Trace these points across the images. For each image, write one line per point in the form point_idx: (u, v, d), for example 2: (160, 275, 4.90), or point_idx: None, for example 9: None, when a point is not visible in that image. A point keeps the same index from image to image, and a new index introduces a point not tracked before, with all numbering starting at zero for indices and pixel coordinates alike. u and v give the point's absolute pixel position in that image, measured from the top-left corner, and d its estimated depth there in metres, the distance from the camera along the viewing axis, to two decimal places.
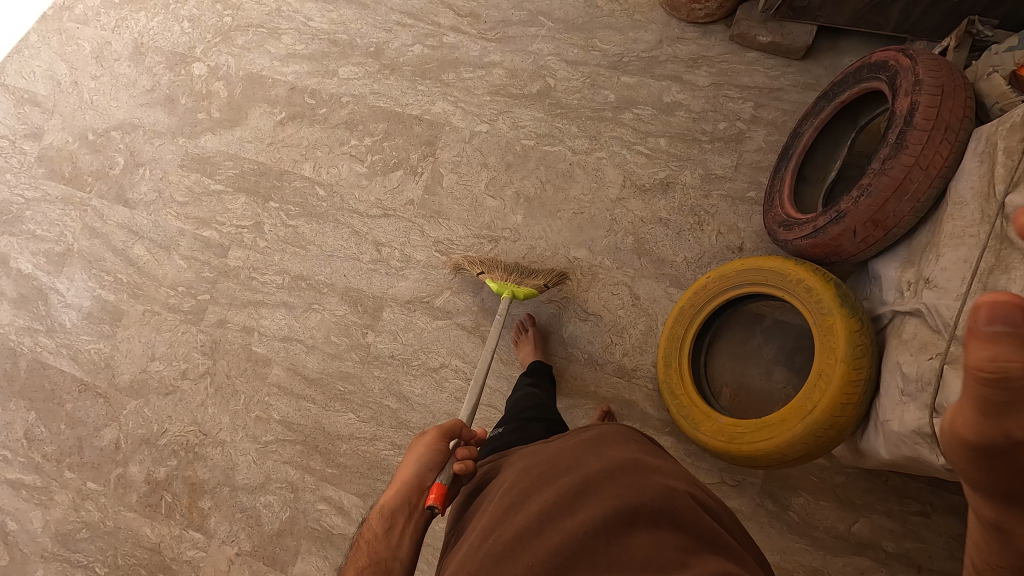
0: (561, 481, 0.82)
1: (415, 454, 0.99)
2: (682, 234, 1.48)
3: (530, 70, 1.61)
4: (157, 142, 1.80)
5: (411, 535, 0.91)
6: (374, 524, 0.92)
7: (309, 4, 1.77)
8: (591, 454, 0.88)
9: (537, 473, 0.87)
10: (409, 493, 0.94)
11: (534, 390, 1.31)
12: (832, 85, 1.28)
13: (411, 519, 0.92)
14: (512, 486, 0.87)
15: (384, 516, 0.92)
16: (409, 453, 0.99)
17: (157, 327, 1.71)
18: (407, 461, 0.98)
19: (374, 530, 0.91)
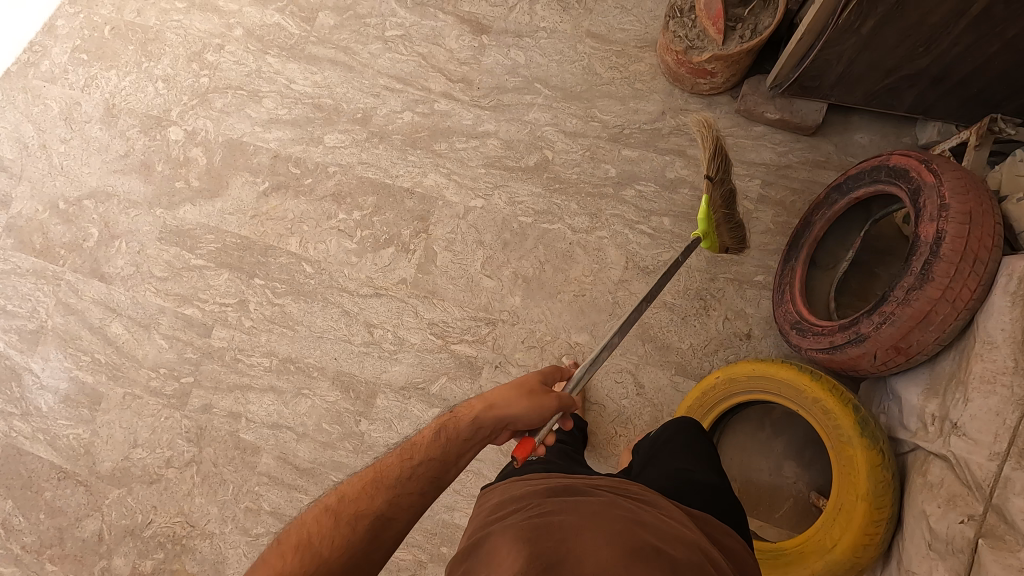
0: (612, 530, 0.72)
1: (521, 389, 0.96)
2: (688, 318, 1.42)
3: (526, 140, 1.54)
4: (133, 213, 1.71)
5: (475, 453, 0.91)
6: (461, 424, 0.91)
7: (291, 65, 1.67)
8: (649, 515, 0.79)
9: (591, 508, 0.77)
10: (497, 424, 0.92)
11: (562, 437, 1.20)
12: (844, 178, 1.21)
13: (486, 440, 0.92)
14: (559, 509, 0.77)
15: (472, 422, 0.91)
16: (515, 385, 0.97)
17: (140, 412, 1.63)
18: (509, 389, 0.96)
19: (459, 429, 0.90)
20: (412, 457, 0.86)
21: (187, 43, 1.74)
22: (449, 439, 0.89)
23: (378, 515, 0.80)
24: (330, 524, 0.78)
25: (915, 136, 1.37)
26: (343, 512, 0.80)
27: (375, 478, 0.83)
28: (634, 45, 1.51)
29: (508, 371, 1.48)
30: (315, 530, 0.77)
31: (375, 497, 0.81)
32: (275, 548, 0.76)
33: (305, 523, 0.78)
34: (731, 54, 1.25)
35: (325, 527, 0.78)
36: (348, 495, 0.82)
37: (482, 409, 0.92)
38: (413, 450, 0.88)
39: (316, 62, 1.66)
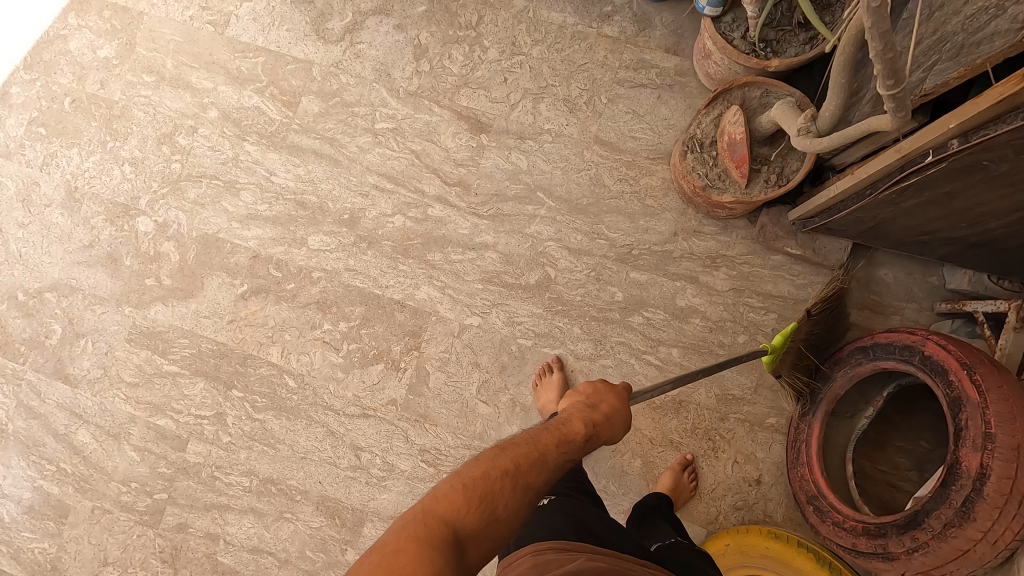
0: None
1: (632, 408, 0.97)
2: (695, 458, 1.35)
3: (527, 256, 1.42)
4: (100, 310, 1.58)
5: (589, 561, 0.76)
6: (600, 436, 0.88)
7: (272, 155, 1.53)
8: None
9: None
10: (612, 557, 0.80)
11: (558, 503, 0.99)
12: (872, 341, 1.13)
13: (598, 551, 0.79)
14: None
15: (604, 434, 0.90)
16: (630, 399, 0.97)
17: (110, 529, 1.53)
18: (624, 407, 0.96)
19: (597, 437, 0.88)
20: (572, 444, 0.82)
21: (156, 123, 1.59)
22: (593, 441, 0.87)
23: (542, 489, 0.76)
24: (513, 483, 0.71)
25: (943, 277, 1.29)
26: (521, 473, 0.73)
27: (543, 449, 0.78)
28: (645, 156, 1.40)
29: None
30: (498, 486, 0.71)
31: (547, 468, 0.76)
32: (455, 491, 0.69)
33: (487, 475, 0.71)
34: (754, 201, 1.14)
35: (508, 485, 0.71)
36: (523, 458, 0.75)
37: (613, 422, 0.91)
38: (567, 438, 0.83)
39: (299, 153, 1.52)
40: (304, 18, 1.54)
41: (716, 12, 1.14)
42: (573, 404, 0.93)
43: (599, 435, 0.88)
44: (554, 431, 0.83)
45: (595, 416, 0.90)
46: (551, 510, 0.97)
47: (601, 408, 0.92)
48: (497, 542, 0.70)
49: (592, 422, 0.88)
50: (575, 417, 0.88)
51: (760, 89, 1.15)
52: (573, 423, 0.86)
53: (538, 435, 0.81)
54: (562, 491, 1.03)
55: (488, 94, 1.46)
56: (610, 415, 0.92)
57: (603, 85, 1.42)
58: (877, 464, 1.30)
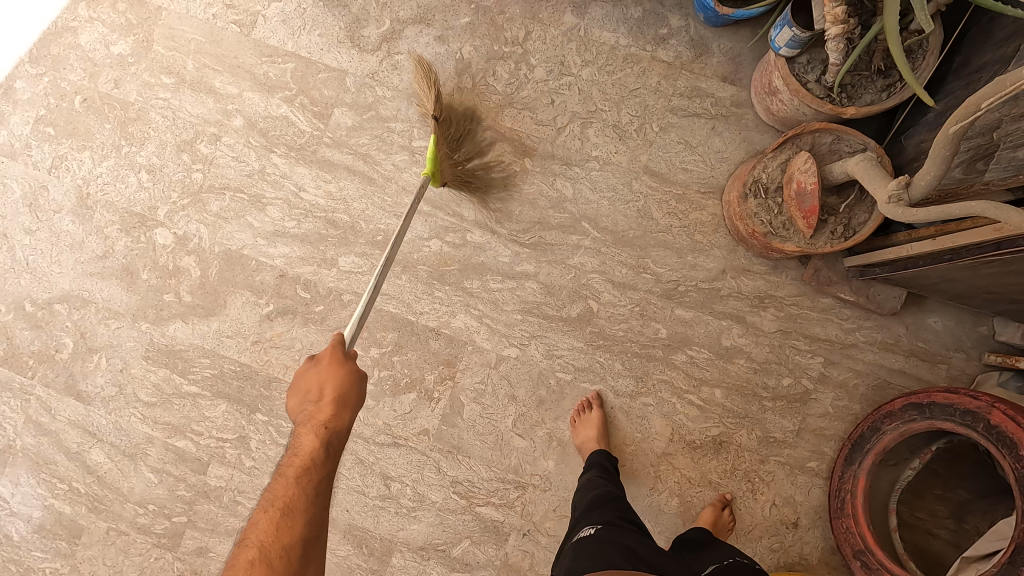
0: None
1: (352, 370, 1.03)
2: (734, 498, 1.32)
3: (570, 287, 1.38)
4: (114, 325, 1.49)
5: None
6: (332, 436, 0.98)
7: (300, 169, 1.46)
8: None
9: None
10: None
11: (605, 529, 0.94)
12: (926, 398, 1.12)
13: None
14: None
15: (345, 419, 1.01)
16: (340, 367, 1.03)
17: (124, 551, 1.46)
18: (337, 380, 1.02)
19: (338, 435, 0.99)
20: (312, 470, 0.94)
21: (175, 128, 1.49)
22: (328, 449, 0.97)
23: (311, 530, 0.88)
24: (273, 555, 0.82)
25: (993, 327, 1.28)
26: (275, 544, 0.84)
27: (287, 505, 0.89)
28: (696, 189, 1.36)
29: (536, 540, 1.37)
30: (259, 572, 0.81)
31: (296, 520, 0.87)
32: None
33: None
34: (819, 251, 1.12)
35: (271, 566, 0.82)
36: (268, 527, 0.86)
37: (347, 404, 1.01)
38: (302, 468, 0.93)
39: (330, 168, 1.45)
40: (338, 23, 1.45)
41: (792, 53, 1.09)
42: (300, 415, 1.01)
43: (331, 436, 0.98)
44: (286, 480, 0.92)
45: (321, 417, 0.99)
46: (598, 540, 0.91)
47: (326, 390, 1.00)
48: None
49: (323, 428, 0.98)
50: (299, 446, 0.96)
51: (832, 136, 1.12)
52: (298, 454, 0.95)
53: (273, 502, 0.89)
54: (607, 520, 0.97)
55: (534, 116, 1.40)
56: (336, 401, 1.00)
57: (655, 113, 1.37)
58: (915, 511, 1.29)
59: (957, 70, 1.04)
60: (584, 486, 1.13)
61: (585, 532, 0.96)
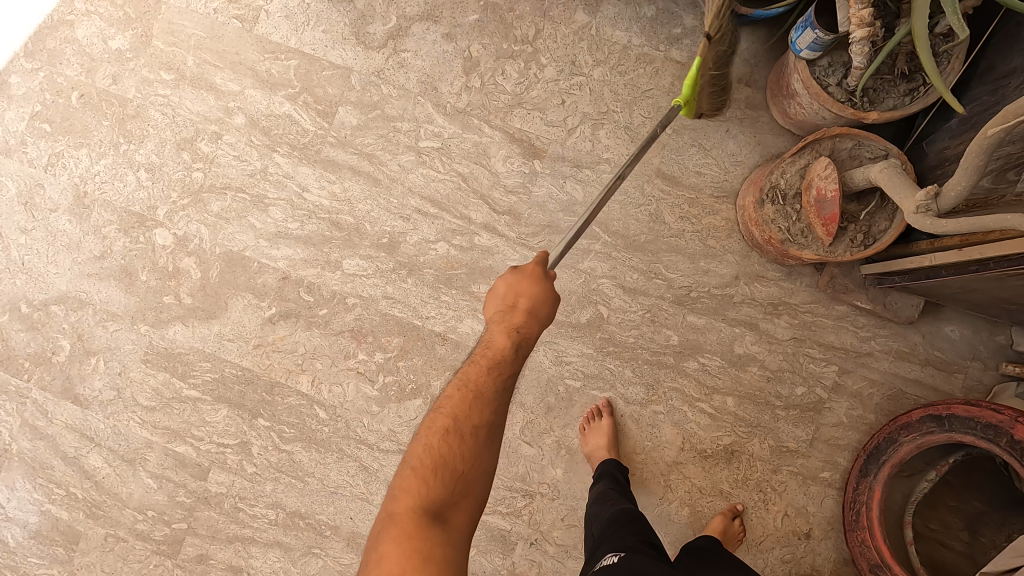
0: None
1: (551, 286, 0.96)
2: (745, 508, 1.30)
3: (580, 293, 1.35)
4: (112, 327, 1.46)
5: None
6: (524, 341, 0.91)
7: (304, 169, 1.42)
8: None
9: None
10: None
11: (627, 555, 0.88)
12: (946, 411, 1.10)
13: None
14: None
15: (536, 330, 0.93)
16: (543, 281, 0.95)
17: (123, 558, 1.43)
18: (535, 290, 0.94)
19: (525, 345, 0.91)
20: (501, 366, 0.87)
21: (176, 126, 1.45)
22: (520, 354, 0.90)
23: (494, 417, 0.83)
24: (456, 442, 0.79)
25: (1011, 337, 1.26)
26: (463, 422, 0.81)
27: (480, 385, 0.85)
28: (709, 194, 1.33)
29: (543, 549, 1.34)
30: (444, 453, 0.78)
31: (483, 406, 0.82)
32: (408, 482, 0.77)
33: (430, 449, 0.79)
34: (838, 260, 1.10)
35: (456, 441, 0.79)
36: (456, 411, 0.82)
37: (541, 315, 0.94)
38: (496, 361, 0.88)
39: (335, 168, 1.41)
40: (343, 19, 1.42)
41: (813, 56, 1.06)
42: (494, 312, 0.95)
43: (522, 339, 0.91)
44: (478, 365, 0.87)
45: (515, 321, 0.92)
46: (616, 566, 0.85)
47: (523, 301, 0.93)
48: (480, 491, 0.79)
49: (514, 330, 0.91)
50: (496, 336, 0.91)
51: (852, 141, 1.10)
52: (492, 348, 0.89)
53: (467, 376, 0.86)
54: (630, 546, 0.91)
55: (544, 116, 1.36)
56: (529, 309, 0.93)
57: (668, 114, 1.34)
58: (930, 523, 1.27)
59: (982, 76, 1.01)
60: (600, 501, 1.10)
61: (606, 559, 0.90)
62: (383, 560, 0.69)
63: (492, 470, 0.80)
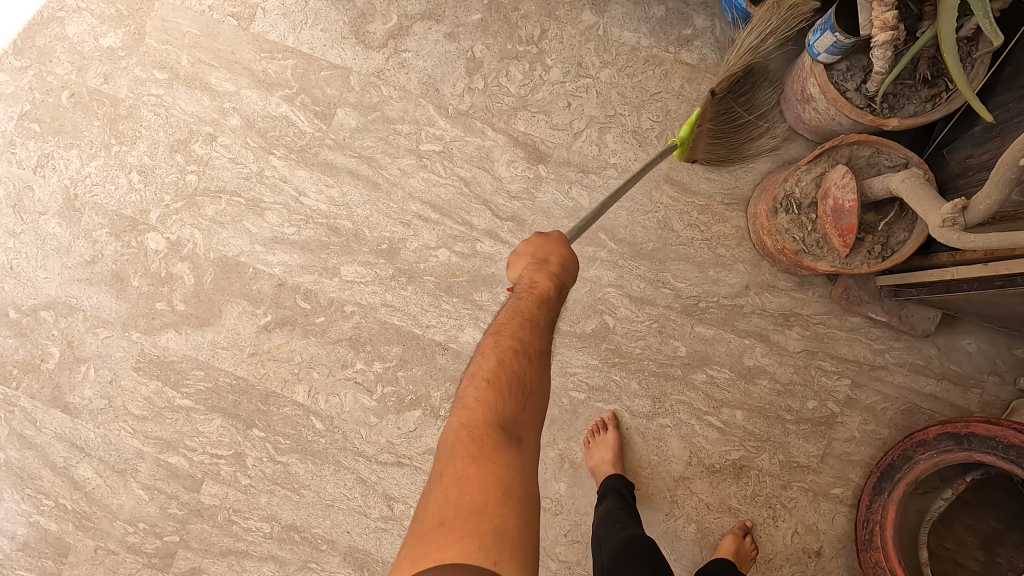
0: None
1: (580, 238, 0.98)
2: (754, 525, 1.26)
3: (585, 302, 1.31)
4: (103, 334, 1.42)
5: None
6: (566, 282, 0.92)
7: (301, 172, 1.38)
8: None
9: None
10: None
11: None
12: (964, 429, 1.06)
13: None
14: None
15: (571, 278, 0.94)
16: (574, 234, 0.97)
17: (114, 571, 1.39)
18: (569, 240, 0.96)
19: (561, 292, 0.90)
20: (549, 302, 0.87)
21: (169, 127, 1.41)
22: (563, 294, 0.91)
23: (546, 350, 0.83)
24: (520, 364, 0.78)
25: None
26: (523, 348, 0.80)
27: (532, 319, 0.84)
28: (719, 201, 1.29)
29: (545, 565, 1.30)
30: (512, 371, 0.77)
31: (539, 335, 0.83)
32: (478, 397, 0.75)
33: (499, 365, 0.78)
34: (854, 272, 1.06)
35: (519, 365, 0.78)
36: (515, 336, 0.81)
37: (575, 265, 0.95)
38: (543, 296, 0.88)
39: (333, 171, 1.37)
40: (342, 18, 1.37)
41: (832, 60, 1.02)
42: (524, 266, 0.94)
43: (563, 279, 0.92)
44: (528, 298, 0.87)
45: (553, 266, 0.92)
46: None
47: (553, 256, 0.93)
48: (540, 416, 0.78)
49: (556, 275, 0.91)
50: (538, 277, 0.90)
51: (871, 148, 1.06)
52: (537, 285, 0.89)
53: (516, 311, 0.85)
54: None
55: (549, 120, 1.32)
56: (563, 261, 0.93)
57: (677, 118, 1.30)
58: (944, 542, 1.23)
59: (1007, 82, 0.97)
60: (608, 524, 1.05)
61: None
62: (461, 479, 0.67)
63: (548, 398, 0.80)
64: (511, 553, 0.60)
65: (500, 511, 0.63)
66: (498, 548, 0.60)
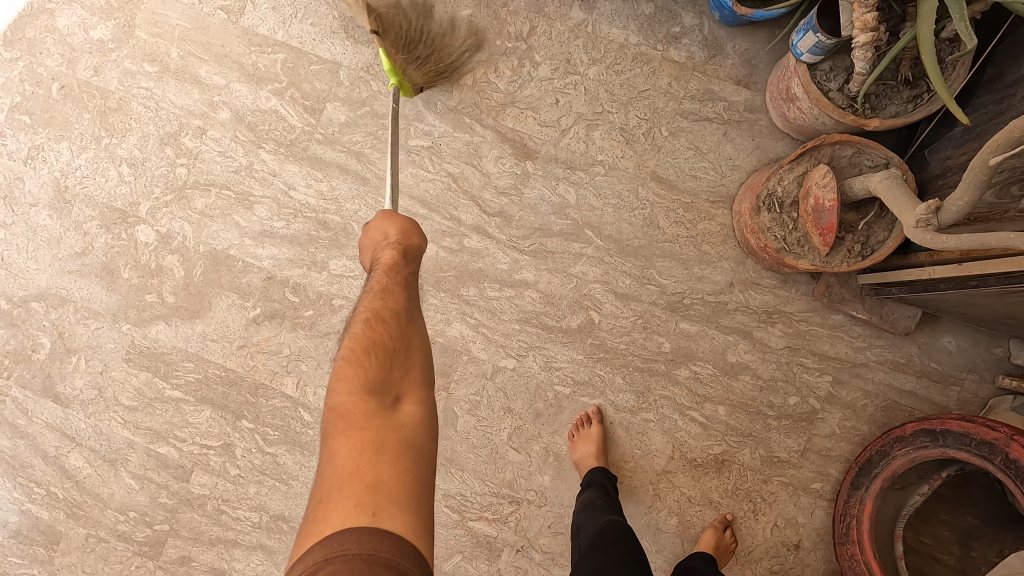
0: None
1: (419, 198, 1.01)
2: (734, 518, 1.28)
3: (571, 298, 1.32)
4: (94, 325, 1.43)
5: None
6: (414, 242, 0.95)
7: (290, 166, 1.39)
8: None
9: None
10: None
11: None
12: (940, 426, 1.07)
13: None
14: None
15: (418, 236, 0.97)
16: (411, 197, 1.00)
17: (104, 559, 1.40)
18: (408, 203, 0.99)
19: (409, 255, 0.93)
20: (397, 267, 0.90)
21: (159, 120, 1.42)
22: (411, 253, 0.94)
23: (407, 305, 0.86)
24: (379, 328, 0.81)
25: (1008, 350, 1.24)
26: (381, 311, 0.83)
27: (382, 289, 0.87)
28: (705, 198, 1.30)
29: (530, 556, 1.32)
30: (371, 338, 0.80)
31: (393, 296, 0.86)
32: (344, 372, 0.77)
33: (357, 339, 0.80)
34: (835, 270, 1.07)
35: (378, 329, 0.81)
36: (370, 308, 0.84)
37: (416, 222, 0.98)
38: (390, 265, 0.90)
39: (322, 166, 1.38)
40: (332, 12, 1.38)
41: (814, 60, 1.03)
42: (372, 246, 0.96)
43: (409, 240, 0.95)
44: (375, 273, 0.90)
45: (392, 237, 0.95)
46: None
47: (389, 227, 0.95)
48: (417, 366, 0.81)
49: (398, 243, 0.94)
50: (382, 253, 0.93)
51: (853, 148, 1.07)
52: (383, 258, 0.92)
53: (369, 289, 0.88)
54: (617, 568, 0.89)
55: (537, 116, 1.33)
56: (403, 228, 0.95)
57: (664, 116, 1.31)
58: (920, 536, 1.25)
59: (988, 84, 0.98)
60: (589, 511, 1.08)
61: None
62: (336, 456, 0.68)
63: (425, 346, 0.83)
64: (392, 506, 0.62)
65: (375, 470, 0.65)
66: (375, 504, 0.61)
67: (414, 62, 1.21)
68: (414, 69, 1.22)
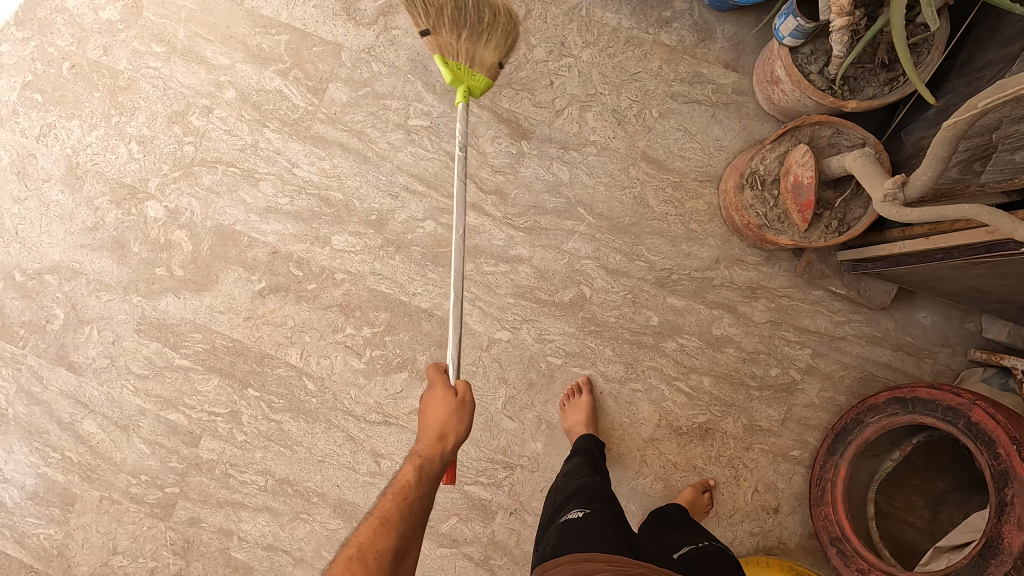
0: None
1: (465, 402, 1.04)
2: (716, 483, 1.35)
3: (563, 273, 1.38)
4: (106, 298, 1.49)
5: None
6: (439, 461, 0.96)
7: (294, 145, 1.44)
8: None
9: None
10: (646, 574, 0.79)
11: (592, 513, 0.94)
12: (911, 394, 1.13)
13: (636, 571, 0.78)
14: None
15: (445, 450, 0.97)
16: (455, 398, 1.03)
17: (118, 520, 1.47)
18: (452, 407, 1.02)
19: (432, 465, 0.94)
20: (410, 489, 0.89)
21: (166, 99, 1.46)
22: (432, 474, 0.93)
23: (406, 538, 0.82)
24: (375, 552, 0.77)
25: (980, 324, 1.30)
26: (384, 537, 0.79)
27: (386, 515, 0.83)
28: (693, 178, 1.35)
29: (522, 519, 1.39)
30: (364, 562, 0.75)
31: (396, 522, 0.82)
32: None
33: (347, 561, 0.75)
34: (812, 245, 1.13)
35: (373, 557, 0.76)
36: (374, 529, 0.81)
37: (450, 433, 0.99)
38: (405, 485, 0.89)
39: (324, 144, 1.44)
40: None
41: (796, 43, 1.07)
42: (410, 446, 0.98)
43: (433, 459, 0.95)
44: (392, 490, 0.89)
45: (421, 449, 0.97)
46: (584, 525, 0.90)
47: (427, 427, 0.99)
48: None
49: (424, 456, 0.95)
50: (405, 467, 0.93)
51: (832, 129, 1.12)
52: (404, 473, 0.92)
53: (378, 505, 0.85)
54: (596, 507, 0.97)
55: (532, 97, 1.37)
56: (440, 432, 0.98)
57: (655, 98, 1.35)
58: (892, 501, 1.32)
59: (960, 68, 1.03)
60: (569, 475, 1.13)
61: (573, 514, 0.96)
62: None
63: None
64: None
65: None
66: None
67: (480, 42, 1.08)
68: (482, 56, 1.09)
